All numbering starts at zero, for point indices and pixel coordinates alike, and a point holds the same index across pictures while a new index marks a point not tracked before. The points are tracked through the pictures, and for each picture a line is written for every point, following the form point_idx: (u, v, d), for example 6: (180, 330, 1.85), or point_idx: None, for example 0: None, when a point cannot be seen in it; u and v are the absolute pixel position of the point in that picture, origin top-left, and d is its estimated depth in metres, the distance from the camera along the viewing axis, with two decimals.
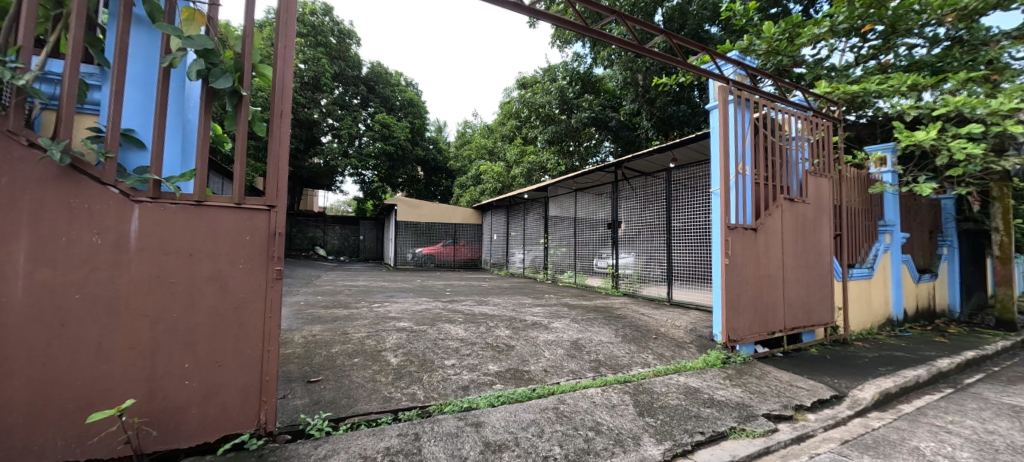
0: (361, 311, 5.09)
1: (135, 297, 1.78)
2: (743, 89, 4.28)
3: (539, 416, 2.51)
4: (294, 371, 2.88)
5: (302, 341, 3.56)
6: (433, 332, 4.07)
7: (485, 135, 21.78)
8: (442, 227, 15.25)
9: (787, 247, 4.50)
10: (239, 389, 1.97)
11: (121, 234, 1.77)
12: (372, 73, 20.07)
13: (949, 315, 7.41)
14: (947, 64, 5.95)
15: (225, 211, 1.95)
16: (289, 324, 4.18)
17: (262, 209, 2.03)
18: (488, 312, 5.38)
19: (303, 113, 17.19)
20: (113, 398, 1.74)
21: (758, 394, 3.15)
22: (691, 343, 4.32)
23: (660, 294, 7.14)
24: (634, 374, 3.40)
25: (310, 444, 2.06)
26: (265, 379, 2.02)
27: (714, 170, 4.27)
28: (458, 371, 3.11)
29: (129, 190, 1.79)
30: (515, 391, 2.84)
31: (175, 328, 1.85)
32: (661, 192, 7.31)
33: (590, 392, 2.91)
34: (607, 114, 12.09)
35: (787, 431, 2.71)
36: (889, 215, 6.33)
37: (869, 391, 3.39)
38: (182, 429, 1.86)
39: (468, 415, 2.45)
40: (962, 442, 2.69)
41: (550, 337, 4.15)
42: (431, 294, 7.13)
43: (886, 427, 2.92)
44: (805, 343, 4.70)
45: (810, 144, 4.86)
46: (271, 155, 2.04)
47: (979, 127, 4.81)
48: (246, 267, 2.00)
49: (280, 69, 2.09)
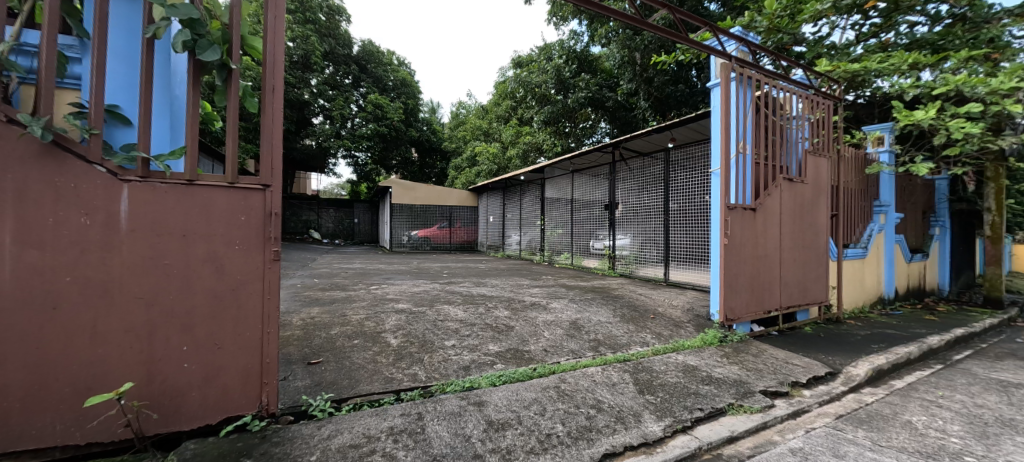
0: (359, 292, 5.09)
1: (129, 280, 1.74)
2: (746, 66, 4.18)
3: (541, 395, 2.52)
4: (294, 353, 2.87)
5: (301, 323, 3.52)
6: (432, 313, 4.07)
7: (480, 115, 21.37)
8: (438, 210, 15.12)
9: (785, 226, 4.51)
10: (241, 371, 1.94)
11: (111, 215, 1.71)
12: (364, 51, 19.54)
13: (939, 295, 7.59)
14: (948, 42, 5.99)
15: (219, 191, 1.89)
16: (286, 306, 4.15)
17: (257, 188, 1.97)
18: (486, 293, 5.39)
19: (293, 93, 16.80)
20: (111, 382, 1.71)
21: (756, 371, 3.20)
22: (689, 323, 4.34)
23: (657, 275, 7.20)
24: (634, 353, 3.42)
25: (313, 424, 2.04)
26: (266, 361, 1.99)
27: (715, 150, 4.23)
28: (459, 351, 3.12)
29: (116, 169, 1.72)
30: (517, 371, 2.85)
31: (172, 310, 1.81)
32: (658, 173, 7.26)
33: (591, 371, 2.92)
34: (604, 94, 11.98)
35: (784, 406, 2.76)
36: (884, 196, 6.39)
37: (862, 367, 3.47)
38: (183, 412, 1.83)
39: (470, 394, 2.45)
40: (953, 416, 2.77)
41: (549, 317, 4.17)
42: (428, 276, 7.14)
43: (879, 402, 2.99)
44: (800, 322, 4.77)
45: (810, 123, 4.82)
46: (264, 130, 1.96)
47: (979, 106, 4.89)
48: (242, 249, 1.95)
49: (271, 41, 1.99)
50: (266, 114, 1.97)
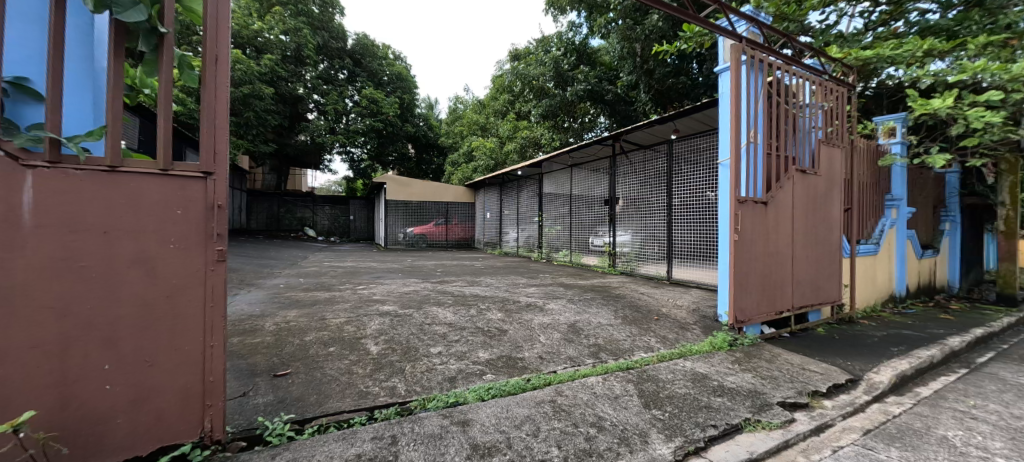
0: (344, 293, 4.80)
1: (36, 285, 1.42)
2: (757, 48, 3.87)
3: (534, 411, 2.23)
4: (260, 363, 2.57)
5: (274, 328, 3.22)
6: (419, 316, 3.77)
7: (477, 109, 20.98)
8: (434, 206, 14.81)
9: (797, 221, 4.22)
10: (179, 392, 1.66)
11: (10, 208, 1.39)
12: (358, 45, 19.17)
13: (949, 292, 7.33)
14: (964, 28, 5.68)
15: (150, 179, 1.59)
16: (262, 308, 3.85)
17: (197, 177, 1.68)
18: (480, 293, 5.10)
19: (285, 87, 16.46)
20: (12, 409, 1.40)
21: (771, 380, 2.92)
22: (696, 325, 4.06)
23: (659, 272, 6.93)
24: (637, 359, 3.14)
25: (267, 452, 1.74)
26: (209, 380, 1.71)
27: (724, 139, 3.95)
28: (445, 359, 2.82)
29: (18, 152, 1.41)
30: (508, 382, 2.55)
31: (92, 321, 1.51)
32: (660, 167, 6.96)
33: (591, 381, 2.64)
34: (603, 87, 11.68)
35: (805, 421, 2.48)
36: (896, 190, 6.10)
37: (885, 374, 3.19)
38: (106, 443, 1.53)
39: (454, 412, 2.16)
40: (992, 430, 2.49)
41: (546, 320, 3.88)
42: (421, 275, 6.86)
43: (907, 414, 2.72)
44: (812, 322, 4.49)
45: (823, 111, 4.52)
46: (206, 108, 1.67)
47: (999, 93, 4.60)
48: (179, 248, 1.65)
49: (213, 3, 1.69)
50: (208, 89, 1.68)
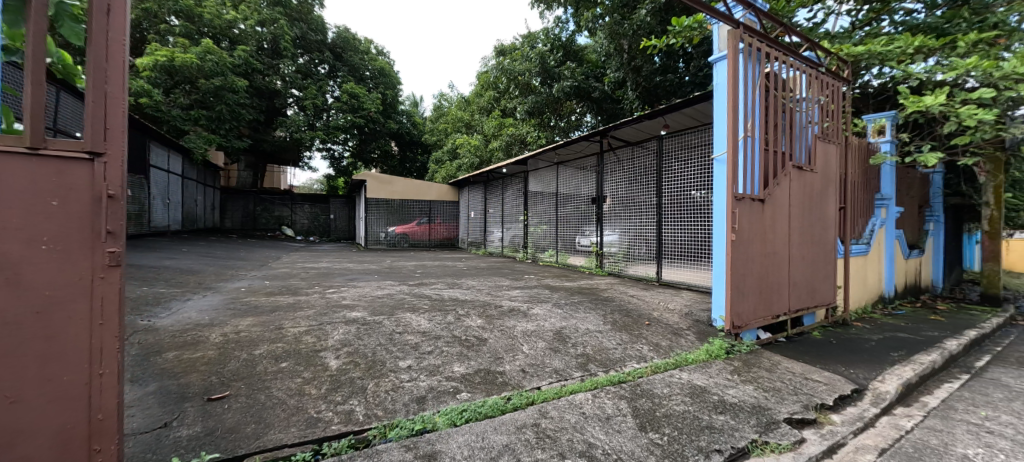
0: (311, 297, 4.41)
1: None
2: (754, 35, 3.64)
3: (514, 438, 1.93)
4: (195, 384, 2.19)
5: (220, 339, 2.84)
6: (389, 323, 3.41)
7: (462, 107, 20.55)
8: (416, 205, 14.38)
9: (794, 220, 4.02)
10: (54, 437, 1.26)
11: None
12: (339, 38, 18.52)
13: (934, 291, 7.32)
14: (953, 26, 5.56)
15: (6, 158, 1.15)
16: (213, 316, 3.45)
17: (80, 157, 1.25)
18: (459, 296, 4.77)
19: (260, 80, 15.81)
20: None
21: (774, 392, 2.68)
22: (689, 330, 3.82)
23: (647, 273, 6.72)
24: (629, 371, 2.87)
25: None
26: (99, 419, 1.32)
27: (719, 133, 3.73)
28: (415, 375, 2.49)
29: None
30: (485, 403, 2.23)
31: None
32: (649, 164, 6.74)
33: (579, 399, 2.35)
34: (590, 84, 11.49)
35: (816, 440, 2.24)
36: (885, 189, 6.01)
37: (892, 383, 2.98)
38: None
39: (420, 442, 1.84)
40: (1012, 446, 2.29)
41: (529, 326, 3.58)
42: (398, 276, 6.48)
43: (920, 429, 2.50)
44: (808, 326, 4.30)
45: (819, 106, 4.33)
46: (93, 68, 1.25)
47: (992, 90, 4.46)
48: (53, 250, 1.22)
49: None
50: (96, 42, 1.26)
